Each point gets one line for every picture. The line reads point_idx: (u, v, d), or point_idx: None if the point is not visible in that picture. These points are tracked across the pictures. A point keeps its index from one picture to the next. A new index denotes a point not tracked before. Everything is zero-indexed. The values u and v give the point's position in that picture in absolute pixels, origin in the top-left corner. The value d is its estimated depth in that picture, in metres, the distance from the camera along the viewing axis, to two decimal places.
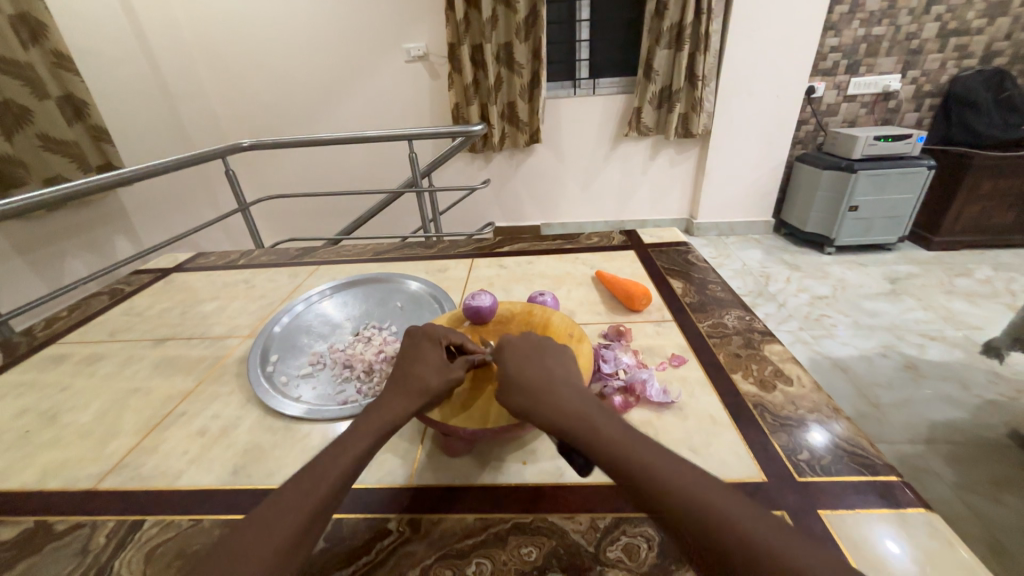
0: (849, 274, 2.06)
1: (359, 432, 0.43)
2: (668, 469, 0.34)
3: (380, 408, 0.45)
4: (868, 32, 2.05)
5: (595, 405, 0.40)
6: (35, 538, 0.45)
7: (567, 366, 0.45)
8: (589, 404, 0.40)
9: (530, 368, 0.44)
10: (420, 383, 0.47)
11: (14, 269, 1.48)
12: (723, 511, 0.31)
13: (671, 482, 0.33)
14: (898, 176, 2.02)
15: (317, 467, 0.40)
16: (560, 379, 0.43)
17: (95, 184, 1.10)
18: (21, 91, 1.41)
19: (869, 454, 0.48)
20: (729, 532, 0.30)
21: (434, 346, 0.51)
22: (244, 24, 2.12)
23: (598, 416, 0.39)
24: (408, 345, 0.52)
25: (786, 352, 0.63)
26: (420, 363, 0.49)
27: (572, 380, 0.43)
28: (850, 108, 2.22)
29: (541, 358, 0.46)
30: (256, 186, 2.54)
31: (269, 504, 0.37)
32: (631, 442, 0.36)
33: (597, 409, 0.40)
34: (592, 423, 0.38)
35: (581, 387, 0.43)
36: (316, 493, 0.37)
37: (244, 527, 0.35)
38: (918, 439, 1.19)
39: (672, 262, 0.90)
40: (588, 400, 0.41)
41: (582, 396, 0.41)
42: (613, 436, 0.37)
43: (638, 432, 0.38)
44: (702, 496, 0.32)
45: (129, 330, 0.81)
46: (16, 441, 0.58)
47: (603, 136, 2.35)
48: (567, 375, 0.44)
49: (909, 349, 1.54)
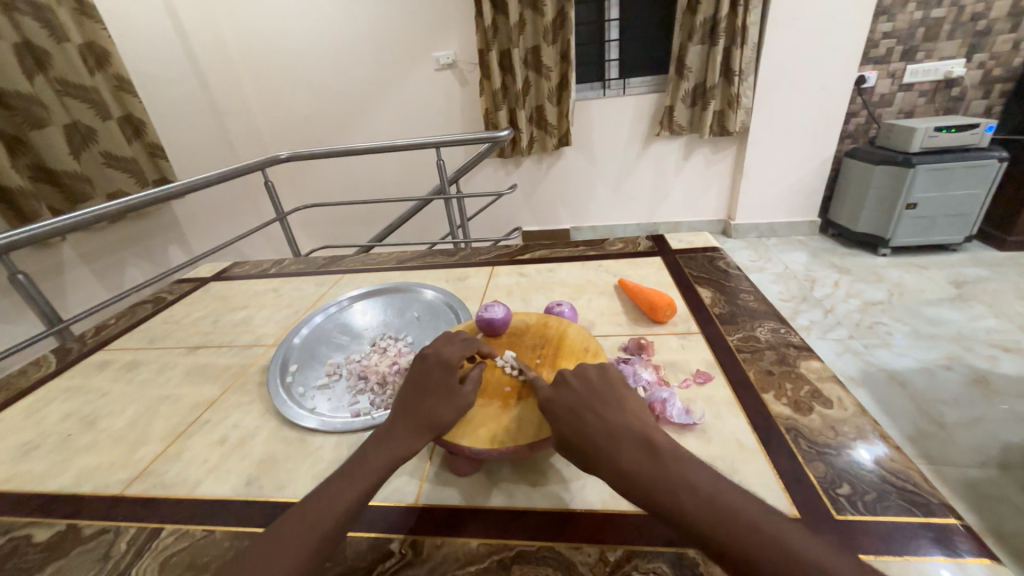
0: (907, 278, 1.90)
1: (368, 461, 0.42)
2: (702, 513, 0.32)
3: (388, 441, 0.44)
4: (926, 15, 1.89)
5: (636, 448, 0.37)
6: (65, 540, 0.47)
7: (598, 398, 0.41)
8: (631, 450, 0.36)
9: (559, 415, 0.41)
10: (430, 417, 0.46)
11: (80, 277, 1.60)
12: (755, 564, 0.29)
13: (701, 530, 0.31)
14: (964, 170, 1.85)
15: (321, 498, 0.39)
16: (594, 421, 0.39)
17: (150, 197, 1.17)
18: (87, 114, 1.52)
19: (921, 489, 0.42)
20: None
21: (446, 374, 0.49)
22: (283, 40, 2.22)
23: (638, 460, 0.36)
24: (418, 368, 0.50)
25: (826, 370, 0.58)
26: (430, 394, 0.48)
27: (608, 415, 0.40)
28: (906, 98, 2.05)
29: (570, 395, 0.42)
30: (294, 196, 2.65)
31: (272, 532, 0.37)
32: (678, 494, 0.33)
33: (637, 457, 0.36)
34: (637, 476, 0.35)
35: (620, 422, 0.39)
36: (321, 524, 0.37)
37: (245, 558, 0.35)
38: (989, 462, 1.07)
39: (702, 270, 0.85)
40: (631, 439, 0.37)
41: (618, 434, 0.38)
42: (659, 487, 0.34)
43: (676, 467, 0.35)
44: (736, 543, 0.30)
45: (166, 338, 0.86)
46: (58, 444, 0.62)
47: (634, 136, 2.29)
48: (598, 408, 0.40)
49: (978, 361, 1.40)
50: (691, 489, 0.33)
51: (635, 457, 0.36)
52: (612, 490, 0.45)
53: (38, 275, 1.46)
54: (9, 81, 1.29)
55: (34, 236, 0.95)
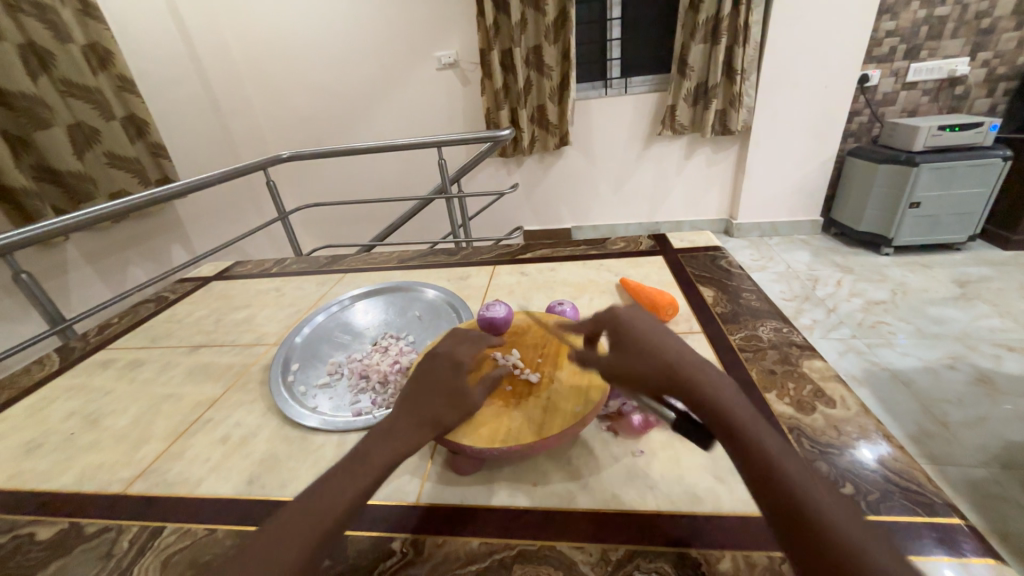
0: (910, 277, 1.89)
1: (369, 454, 0.40)
2: (744, 426, 0.34)
3: (392, 434, 0.42)
4: (930, 13, 1.88)
5: (701, 368, 0.39)
6: (68, 538, 0.48)
7: (662, 327, 0.44)
8: (696, 365, 0.39)
9: (628, 328, 0.44)
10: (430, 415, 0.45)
11: (83, 276, 1.61)
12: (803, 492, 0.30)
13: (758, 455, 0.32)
14: (967, 169, 1.84)
15: (322, 491, 0.37)
16: (664, 340, 0.42)
17: (153, 196, 1.17)
18: (90, 114, 1.53)
19: (925, 489, 0.42)
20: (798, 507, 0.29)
21: (452, 374, 0.48)
22: (285, 41, 2.23)
23: (703, 375, 0.38)
24: (428, 365, 0.49)
25: (829, 369, 0.58)
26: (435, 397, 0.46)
27: (671, 340, 0.42)
28: (909, 97, 2.04)
29: (646, 323, 0.44)
30: (296, 195, 2.66)
31: (273, 529, 0.35)
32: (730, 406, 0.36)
33: (702, 372, 0.39)
34: (697, 384, 0.38)
35: (683, 348, 0.41)
36: (321, 520, 0.35)
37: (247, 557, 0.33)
38: (993, 461, 1.07)
39: (704, 269, 0.85)
40: (693, 361, 0.40)
41: (685, 353, 0.41)
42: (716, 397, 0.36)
43: (731, 395, 0.37)
44: (793, 475, 0.31)
45: (169, 337, 0.86)
46: (61, 442, 0.62)
47: (636, 136, 2.28)
48: (664, 332, 0.43)
49: (982, 361, 1.39)
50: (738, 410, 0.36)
51: (699, 373, 0.38)
52: (614, 490, 0.45)
53: (42, 274, 1.47)
54: (12, 81, 1.29)
55: (40, 235, 0.96)
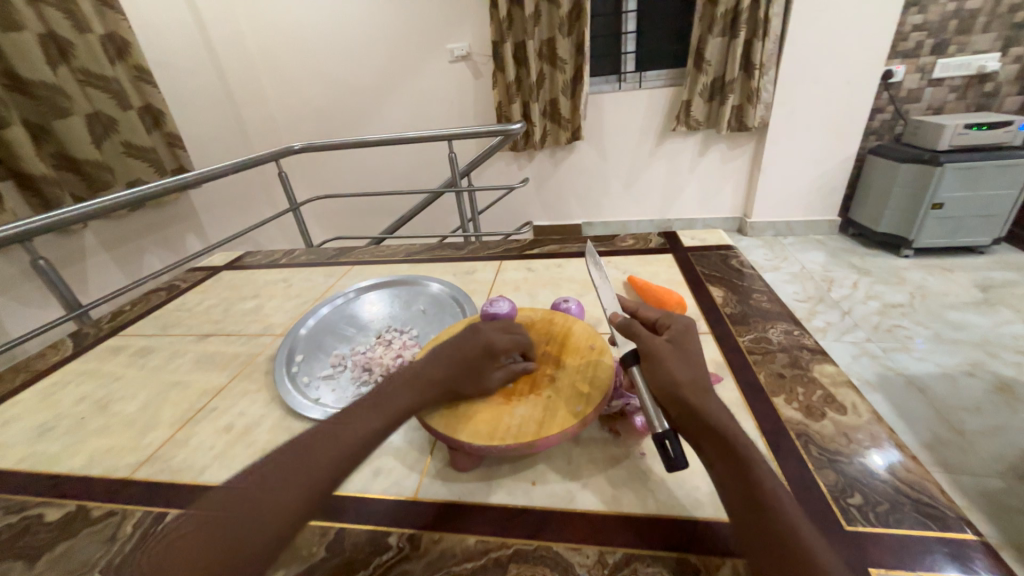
0: (930, 280, 1.84)
1: (388, 400, 0.44)
2: (752, 464, 0.36)
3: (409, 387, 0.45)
4: (960, 6, 1.80)
5: (718, 404, 0.40)
6: (75, 521, 0.48)
7: (691, 355, 0.44)
8: (716, 402, 0.40)
9: (663, 350, 0.43)
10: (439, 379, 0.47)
11: (101, 263, 1.64)
12: (793, 525, 0.32)
13: (757, 483, 0.34)
14: (994, 169, 1.77)
15: (342, 425, 0.41)
16: (692, 370, 0.42)
17: (168, 186, 1.18)
18: (108, 104, 1.55)
19: (937, 501, 0.41)
20: (779, 534, 0.32)
21: (476, 352, 0.49)
22: (299, 32, 2.23)
23: (720, 410, 0.39)
24: (465, 336, 0.51)
25: (840, 374, 0.56)
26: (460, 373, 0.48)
27: (697, 370, 0.42)
28: (935, 94, 1.97)
29: (695, 342, 0.45)
30: (308, 187, 2.68)
31: (293, 453, 0.38)
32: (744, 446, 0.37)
33: (720, 408, 0.39)
34: (717, 418, 0.38)
35: (705, 381, 0.42)
36: (337, 451, 0.38)
37: (268, 473, 0.37)
38: (1009, 472, 1.04)
39: (714, 269, 0.83)
40: (710, 395, 0.40)
41: (706, 387, 0.41)
42: (731, 433, 0.37)
43: (741, 432, 0.38)
44: (788, 517, 0.32)
45: (178, 325, 0.87)
46: (72, 426, 0.63)
47: (649, 131, 2.25)
48: (692, 361, 0.43)
49: (1003, 368, 1.35)
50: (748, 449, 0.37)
51: (716, 407, 0.39)
52: (614, 492, 0.44)
53: (60, 260, 1.50)
54: (33, 70, 1.31)
55: (58, 222, 0.97)
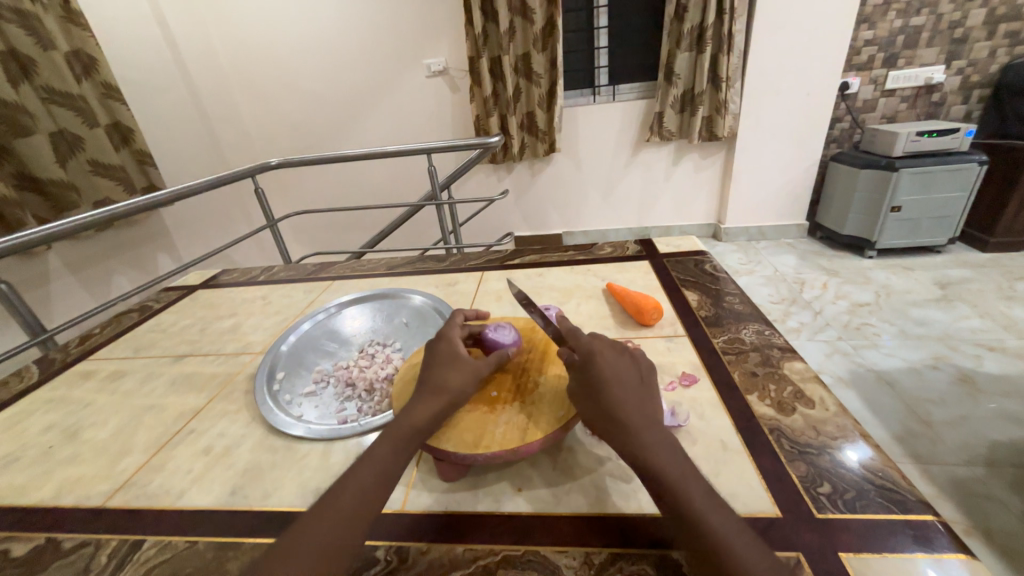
0: (893, 279, 1.93)
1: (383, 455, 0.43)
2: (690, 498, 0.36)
3: (407, 412, 0.46)
4: (906, 23, 1.93)
5: (659, 434, 0.40)
6: (44, 554, 0.47)
7: (641, 381, 0.44)
8: (656, 431, 0.40)
9: (607, 376, 0.44)
10: (417, 420, 0.45)
11: (67, 286, 1.58)
12: (727, 546, 0.33)
13: (682, 500, 0.36)
14: (945, 173, 1.88)
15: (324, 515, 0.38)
16: (634, 397, 0.43)
17: (138, 205, 1.15)
18: (74, 122, 1.51)
19: (900, 487, 0.43)
20: (714, 556, 0.33)
21: (451, 347, 0.53)
22: (276, 49, 2.23)
23: (659, 442, 0.39)
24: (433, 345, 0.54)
25: (809, 371, 0.59)
26: (439, 366, 0.50)
27: (642, 398, 0.43)
28: (889, 104, 2.10)
29: (639, 367, 0.46)
30: (286, 202, 2.64)
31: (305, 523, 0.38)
32: (684, 476, 0.37)
33: (659, 439, 0.40)
34: (651, 452, 0.39)
35: (649, 409, 0.42)
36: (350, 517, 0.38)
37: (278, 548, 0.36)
38: (977, 460, 1.09)
39: (688, 273, 0.86)
40: (651, 424, 0.41)
41: (648, 416, 0.41)
42: (670, 465, 0.38)
43: (683, 461, 0.39)
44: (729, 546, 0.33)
45: (151, 347, 0.85)
46: (39, 456, 0.61)
47: (624, 143, 2.32)
48: (643, 389, 0.44)
49: (963, 361, 1.42)
50: (692, 478, 0.37)
51: (654, 439, 0.39)
52: (599, 494, 0.45)
53: (22, 284, 1.44)
54: None
55: (20, 245, 0.93)
